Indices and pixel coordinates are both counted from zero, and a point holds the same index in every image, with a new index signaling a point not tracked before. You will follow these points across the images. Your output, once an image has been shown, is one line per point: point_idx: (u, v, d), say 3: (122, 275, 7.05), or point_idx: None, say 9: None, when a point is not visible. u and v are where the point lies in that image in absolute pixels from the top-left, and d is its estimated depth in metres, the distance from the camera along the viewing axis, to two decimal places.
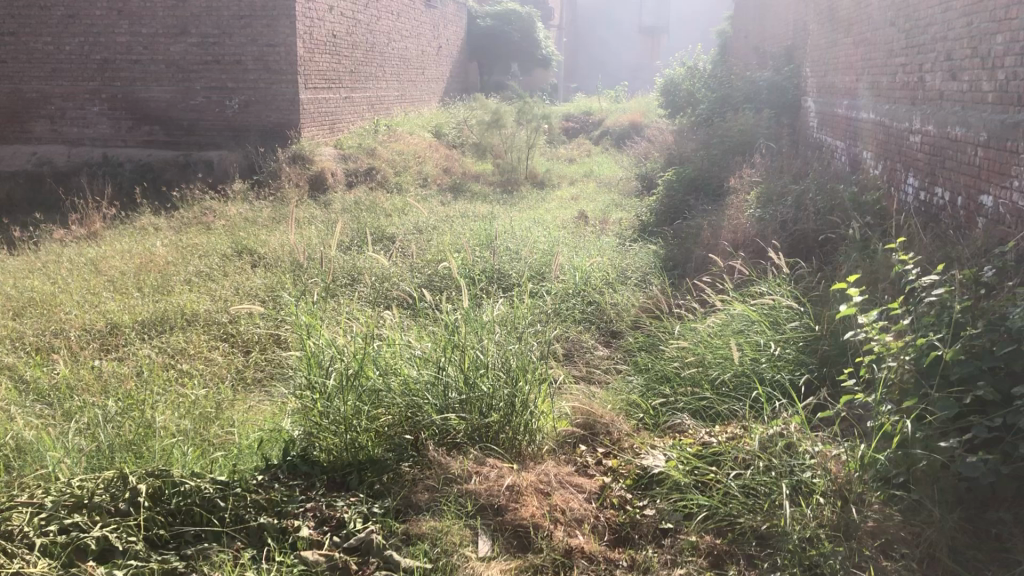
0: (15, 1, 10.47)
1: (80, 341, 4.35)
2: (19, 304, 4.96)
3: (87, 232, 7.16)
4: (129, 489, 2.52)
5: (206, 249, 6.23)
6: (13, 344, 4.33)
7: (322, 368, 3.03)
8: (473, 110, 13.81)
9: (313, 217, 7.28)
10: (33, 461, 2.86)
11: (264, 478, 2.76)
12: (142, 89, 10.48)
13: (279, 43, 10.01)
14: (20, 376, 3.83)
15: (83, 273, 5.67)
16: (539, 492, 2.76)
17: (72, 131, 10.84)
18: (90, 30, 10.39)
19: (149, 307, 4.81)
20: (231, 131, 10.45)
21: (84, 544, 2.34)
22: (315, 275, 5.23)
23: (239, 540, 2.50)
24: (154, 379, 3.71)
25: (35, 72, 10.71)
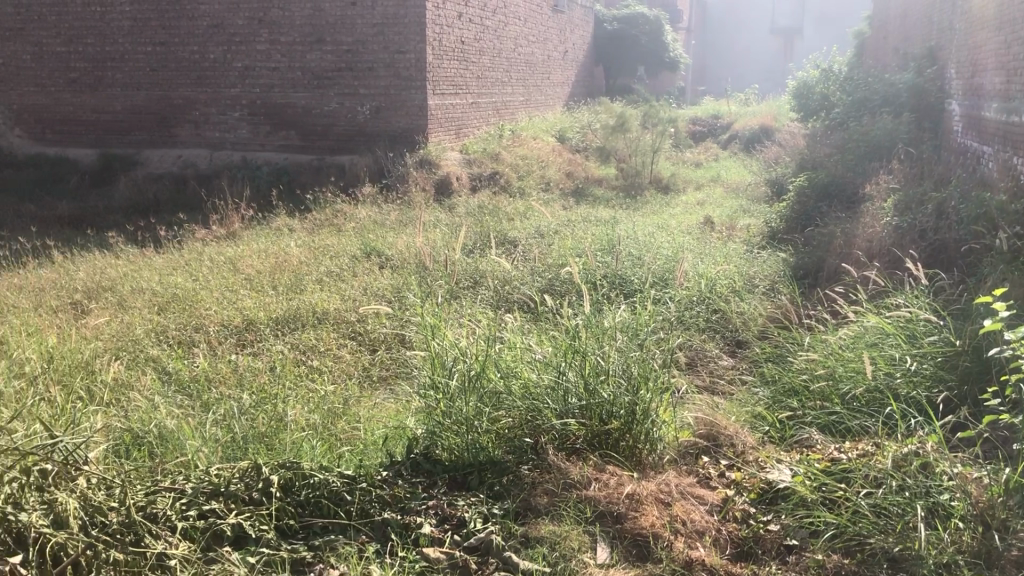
0: (166, 12, 11.12)
1: (219, 336, 4.58)
2: (163, 300, 5.26)
3: (227, 232, 7.52)
4: (262, 479, 2.63)
5: (337, 250, 6.44)
6: (157, 337, 4.59)
7: (445, 368, 3.09)
8: (597, 114, 13.76)
9: (438, 219, 7.42)
10: (173, 448, 3.01)
11: (388, 474, 2.84)
12: (280, 96, 10.94)
13: (410, 50, 10.27)
14: (163, 367, 4.06)
15: (222, 271, 5.96)
16: (659, 501, 2.72)
17: (214, 135, 11.39)
18: (233, 40, 10.93)
19: (282, 305, 5.01)
20: (362, 136, 10.77)
21: (221, 530, 2.46)
22: (439, 277, 5.33)
23: (364, 534, 2.58)
24: (286, 374, 3.86)
25: (182, 79, 11.31)
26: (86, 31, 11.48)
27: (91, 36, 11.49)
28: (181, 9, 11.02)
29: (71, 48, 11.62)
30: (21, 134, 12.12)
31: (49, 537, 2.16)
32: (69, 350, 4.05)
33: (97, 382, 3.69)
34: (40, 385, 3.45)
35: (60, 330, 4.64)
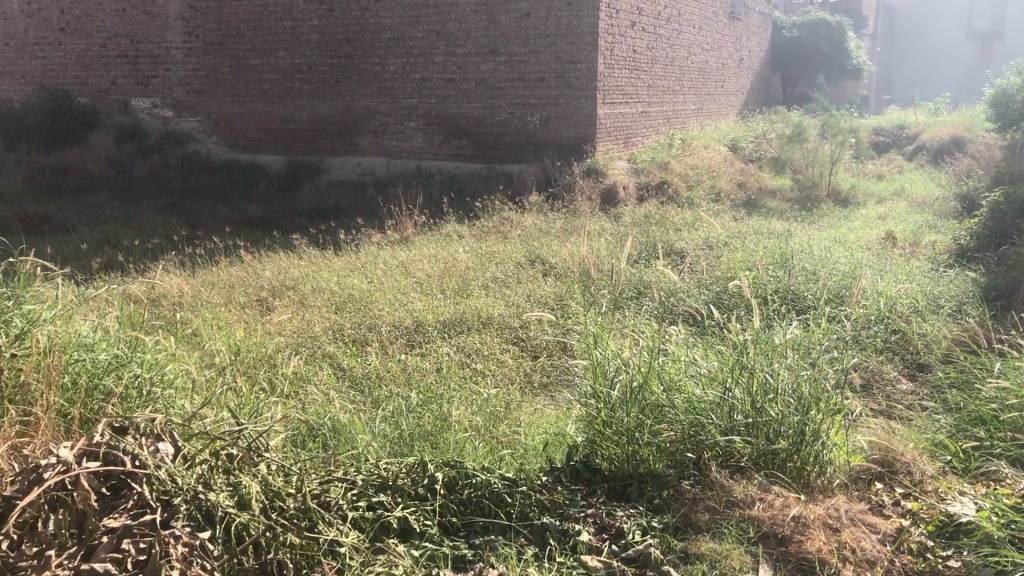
0: (351, 27, 11.73)
1: (390, 336, 4.76)
2: (340, 299, 5.52)
3: (400, 237, 7.81)
4: (427, 476, 2.73)
5: (503, 256, 6.55)
6: (333, 334, 4.83)
7: (607, 378, 3.10)
8: (773, 123, 13.37)
9: (604, 229, 7.42)
10: (345, 441, 3.15)
11: (548, 479, 2.88)
12: (454, 106, 11.26)
13: (581, 60, 10.35)
14: (338, 364, 4.27)
15: (395, 274, 6.19)
16: (827, 526, 2.60)
17: (391, 144, 11.86)
18: (412, 51, 11.39)
19: (449, 309, 5.15)
20: (532, 145, 10.91)
21: (388, 522, 2.56)
22: (604, 286, 5.33)
23: (523, 536, 2.62)
24: (450, 376, 3.98)
25: (363, 90, 11.86)
26: (278, 45, 12.26)
27: (283, 50, 12.26)
28: (365, 22, 11.60)
29: (264, 61, 12.43)
30: (218, 141, 13.05)
31: (233, 517, 2.29)
32: (255, 343, 4.34)
33: (279, 374, 3.92)
34: (229, 374, 3.71)
35: (247, 325, 4.96)
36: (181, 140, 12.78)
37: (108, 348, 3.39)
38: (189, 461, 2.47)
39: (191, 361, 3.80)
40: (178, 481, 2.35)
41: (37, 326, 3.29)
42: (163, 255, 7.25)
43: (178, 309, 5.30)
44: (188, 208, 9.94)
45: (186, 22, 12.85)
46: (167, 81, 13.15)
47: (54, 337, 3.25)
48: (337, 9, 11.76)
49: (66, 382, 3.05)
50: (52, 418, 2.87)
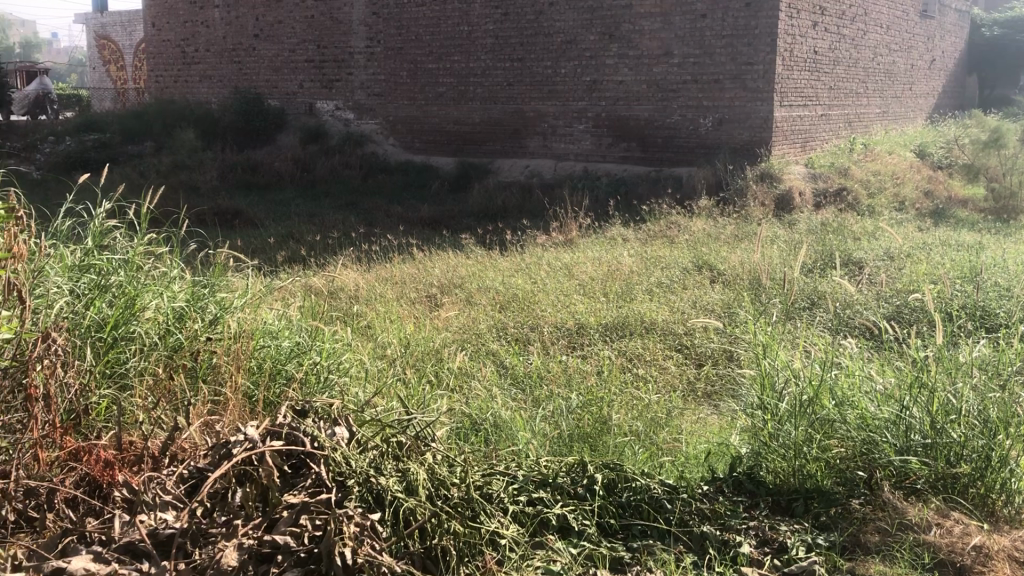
0: (525, 30, 11.93)
1: (552, 336, 4.82)
2: (506, 298, 5.63)
3: (565, 239, 7.86)
4: (587, 476, 2.77)
5: (670, 261, 6.47)
6: (498, 332, 4.92)
7: (775, 390, 3.02)
8: (967, 128, 12.53)
9: (776, 235, 7.21)
10: (506, 437, 3.21)
11: (709, 489, 2.83)
12: (625, 108, 11.23)
13: (758, 61, 10.11)
14: (501, 362, 4.36)
15: (560, 275, 6.24)
16: (1015, 559, 2.40)
17: (560, 146, 11.94)
18: (585, 54, 11.45)
19: (613, 312, 5.15)
20: (703, 149, 10.71)
21: (547, 519, 2.60)
22: (774, 295, 5.18)
23: (682, 542, 2.58)
24: (612, 379, 3.98)
25: (534, 93, 12.02)
26: (454, 49, 12.62)
27: (459, 54, 12.61)
28: (539, 26, 11.78)
29: (441, 65, 12.82)
30: (395, 142, 13.57)
31: (401, 501, 2.39)
32: (424, 338, 4.50)
33: (445, 368, 4.05)
34: (400, 366, 3.87)
35: (417, 319, 5.14)
36: (361, 141, 13.38)
37: (291, 336, 3.61)
38: (361, 445, 2.59)
39: (365, 352, 3.99)
40: (351, 463, 2.46)
41: (229, 312, 3.55)
42: (340, 250, 7.62)
43: (354, 302, 5.56)
44: (365, 206, 10.40)
45: (369, 28, 13.46)
46: (350, 85, 13.81)
47: (243, 324, 3.50)
48: (513, 13, 11.99)
49: (253, 365, 3.28)
50: (240, 397, 3.07)
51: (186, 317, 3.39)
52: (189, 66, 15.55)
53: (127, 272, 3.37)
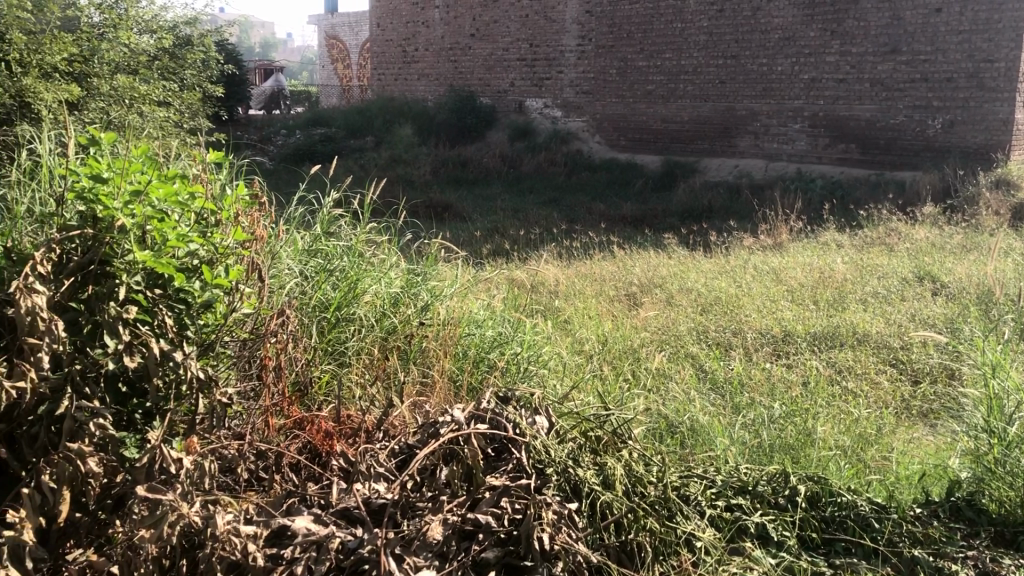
0: (741, 26, 11.62)
1: (755, 343, 4.68)
2: (708, 301, 5.52)
3: (774, 242, 7.59)
4: (789, 487, 2.68)
5: (888, 271, 6.11)
6: (698, 335, 4.84)
7: (1004, 415, 2.85)
8: None
9: (1011, 248, 6.64)
10: (703, 442, 3.14)
11: (923, 512, 2.65)
12: (845, 108, 10.71)
13: (1000, 58, 9.37)
14: (701, 365, 4.27)
15: (766, 280, 6.05)
16: None
17: (772, 146, 11.54)
18: (803, 51, 11.03)
19: (822, 322, 4.93)
20: (930, 153, 10.06)
21: (745, 525, 2.54)
22: (1006, 312, 4.77)
23: (890, 564, 2.45)
24: (818, 391, 3.81)
25: (747, 91, 11.69)
26: (665, 47, 12.48)
27: (670, 51, 12.47)
28: (756, 22, 11.45)
29: (652, 62, 12.73)
30: (601, 140, 13.60)
31: (598, 494, 2.43)
32: (622, 337, 4.50)
33: (643, 369, 4.03)
34: (597, 363, 3.89)
35: (616, 318, 5.15)
36: (567, 138, 13.54)
37: (494, 326, 3.73)
38: (560, 436, 2.64)
39: (564, 346, 4.05)
40: (550, 453, 2.51)
41: (439, 300, 3.71)
42: (543, 246, 7.76)
43: (554, 297, 5.63)
44: (569, 203, 10.50)
45: (581, 26, 13.58)
46: (560, 82, 14.02)
47: (451, 311, 3.66)
48: (729, 9, 11.73)
49: (459, 351, 3.42)
50: (445, 381, 3.20)
51: (400, 303, 3.59)
52: (409, 64, 16.32)
53: (349, 258, 3.61)
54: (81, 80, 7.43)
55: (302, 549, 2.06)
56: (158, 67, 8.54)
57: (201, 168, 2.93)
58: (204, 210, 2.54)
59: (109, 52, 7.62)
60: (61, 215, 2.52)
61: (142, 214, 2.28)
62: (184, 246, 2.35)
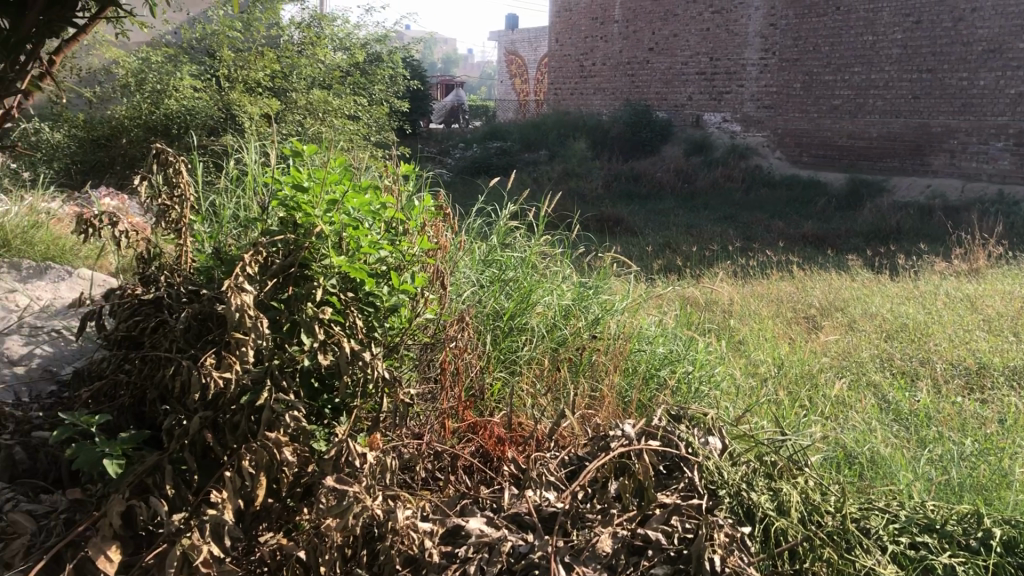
0: (939, 38, 11.04)
1: (946, 374, 4.40)
2: (894, 328, 5.24)
3: (969, 267, 7.12)
4: (982, 529, 2.51)
5: None
6: (882, 363, 4.60)
7: None
8: None
9: None
10: (885, 476, 2.98)
11: None
12: None
13: None
14: (884, 395, 4.05)
15: (959, 308, 5.69)
16: None
17: (971, 165, 10.91)
18: (1010, 65, 10.40)
19: (1022, 355, 4.58)
20: None
21: (931, 564, 2.40)
22: None
23: None
24: (1017, 430, 3.54)
25: (945, 107, 11.08)
26: (855, 60, 11.98)
27: (860, 65, 11.95)
28: (956, 34, 10.86)
29: (839, 77, 12.25)
30: (782, 156, 13.19)
31: (773, 519, 2.38)
32: (800, 361, 4.34)
33: (821, 395, 3.86)
34: (772, 387, 3.78)
35: (793, 341, 4.98)
36: (746, 153, 13.22)
37: (665, 343, 3.70)
38: (733, 458, 2.60)
39: (737, 367, 3.96)
40: (724, 474, 2.49)
41: (611, 314, 3.72)
42: (717, 263, 7.60)
43: (728, 316, 5.50)
44: (745, 221, 10.25)
45: (765, 39, 13.27)
46: (741, 96, 13.74)
47: (622, 326, 3.65)
48: (926, 21, 11.13)
49: (629, 367, 3.42)
50: (615, 395, 3.20)
51: (571, 315, 3.63)
52: (586, 79, 16.44)
53: (524, 268, 3.69)
54: (281, 95, 7.95)
55: (475, 549, 2.11)
56: (349, 82, 9.00)
57: (391, 179, 3.09)
58: (394, 219, 2.70)
59: (307, 67, 8.12)
60: (265, 220, 2.73)
61: (340, 221, 2.45)
62: (375, 253, 2.51)
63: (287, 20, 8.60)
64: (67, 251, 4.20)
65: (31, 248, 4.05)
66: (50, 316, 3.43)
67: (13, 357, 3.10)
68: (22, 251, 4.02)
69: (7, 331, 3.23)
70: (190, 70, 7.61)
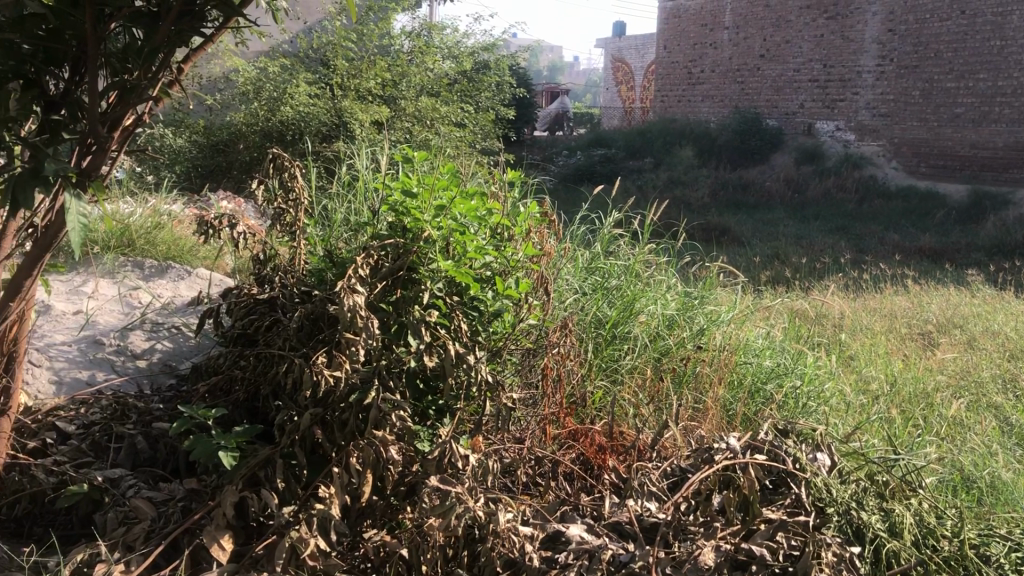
0: None
1: None
2: (1019, 347, 4.98)
3: None
4: None
5: None
6: (1005, 384, 4.38)
7: None
8: None
9: None
10: (1006, 503, 2.83)
11: None
12: None
13: None
14: (1006, 418, 3.86)
15: None
16: None
17: None
18: None
19: None
20: None
21: None
22: None
23: None
24: None
25: None
26: (982, 66, 11.55)
27: (986, 71, 11.51)
28: None
29: (963, 84, 11.79)
30: (898, 166, 12.73)
31: (884, 541, 2.30)
32: (915, 379, 4.17)
33: (937, 416, 3.70)
34: (885, 405, 3.64)
35: (907, 358, 4.79)
36: (861, 163, 12.80)
37: (772, 356, 3.62)
38: (843, 476, 2.53)
39: (847, 384, 3.84)
40: (832, 492, 2.41)
41: (716, 324, 3.66)
42: (827, 276, 7.37)
43: (838, 331, 5.33)
44: (858, 232, 9.93)
45: (882, 45, 12.86)
46: (855, 104, 13.33)
47: (728, 338, 3.58)
48: None
49: (734, 379, 3.36)
50: (719, 408, 3.14)
51: (676, 325, 3.59)
52: (694, 86, 16.23)
53: (628, 277, 3.67)
54: (390, 102, 8.13)
55: (575, 556, 2.11)
56: (457, 90, 9.14)
57: (497, 185, 3.12)
58: (500, 225, 2.73)
59: (416, 76, 8.28)
60: (375, 224, 2.80)
61: (447, 226, 2.50)
62: (481, 258, 2.55)
63: (399, 30, 8.80)
64: (186, 251, 4.39)
65: (153, 247, 4.25)
66: (171, 313, 3.59)
67: (136, 351, 3.27)
68: (145, 251, 4.22)
69: (131, 326, 3.40)
70: (306, 78, 7.88)
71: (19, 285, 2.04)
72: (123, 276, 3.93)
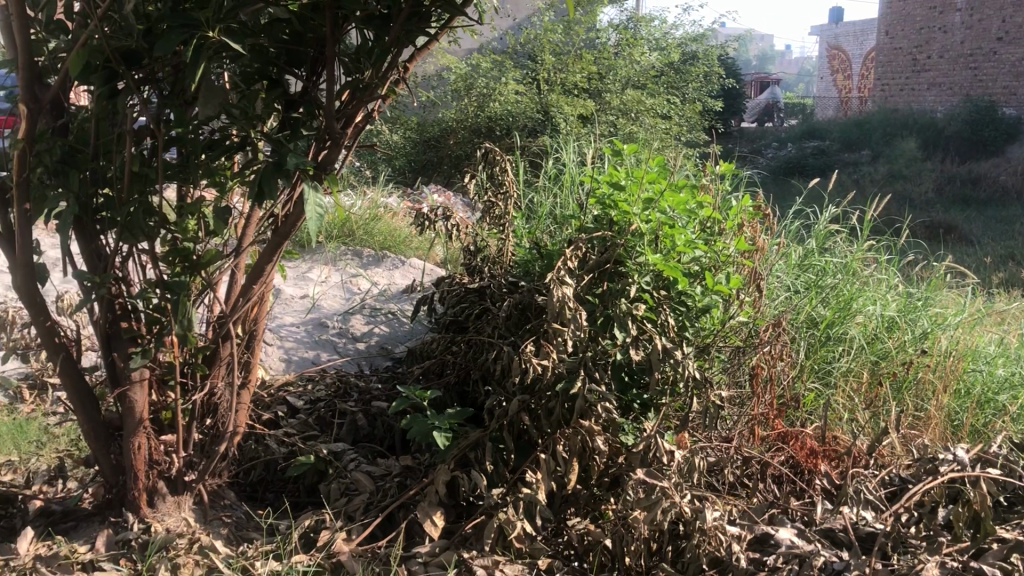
0: None
1: None
2: None
3: None
4: None
5: None
6: None
7: None
8: None
9: None
10: None
11: None
12: None
13: None
14: None
15: None
16: None
17: None
18: None
19: None
20: None
21: None
22: None
23: None
24: None
25: None
26: None
27: None
28: None
29: None
30: None
31: None
32: None
33: None
34: None
35: None
36: None
37: (1006, 365, 3.35)
38: None
39: None
40: None
41: (941, 328, 3.43)
42: None
43: None
44: None
45: None
46: None
47: (954, 343, 3.35)
48: None
49: (962, 388, 3.14)
50: (943, 417, 2.95)
51: (896, 327, 3.39)
52: (919, 73, 15.18)
53: (844, 275, 3.50)
54: (596, 96, 8.18)
55: (785, 560, 2.05)
56: (664, 82, 9.04)
57: (708, 178, 3.07)
58: (709, 219, 2.69)
59: (623, 68, 8.28)
60: (582, 217, 2.82)
61: (656, 220, 2.50)
62: (691, 252, 2.52)
63: (606, 23, 8.82)
64: (401, 241, 4.61)
65: (371, 237, 4.50)
66: (387, 298, 3.80)
67: (356, 334, 3.48)
68: (363, 241, 4.48)
69: (352, 310, 3.63)
70: (514, 73, 8.08)
71: (261, 270, 2.22)
72: (344, 264, 4.20)
